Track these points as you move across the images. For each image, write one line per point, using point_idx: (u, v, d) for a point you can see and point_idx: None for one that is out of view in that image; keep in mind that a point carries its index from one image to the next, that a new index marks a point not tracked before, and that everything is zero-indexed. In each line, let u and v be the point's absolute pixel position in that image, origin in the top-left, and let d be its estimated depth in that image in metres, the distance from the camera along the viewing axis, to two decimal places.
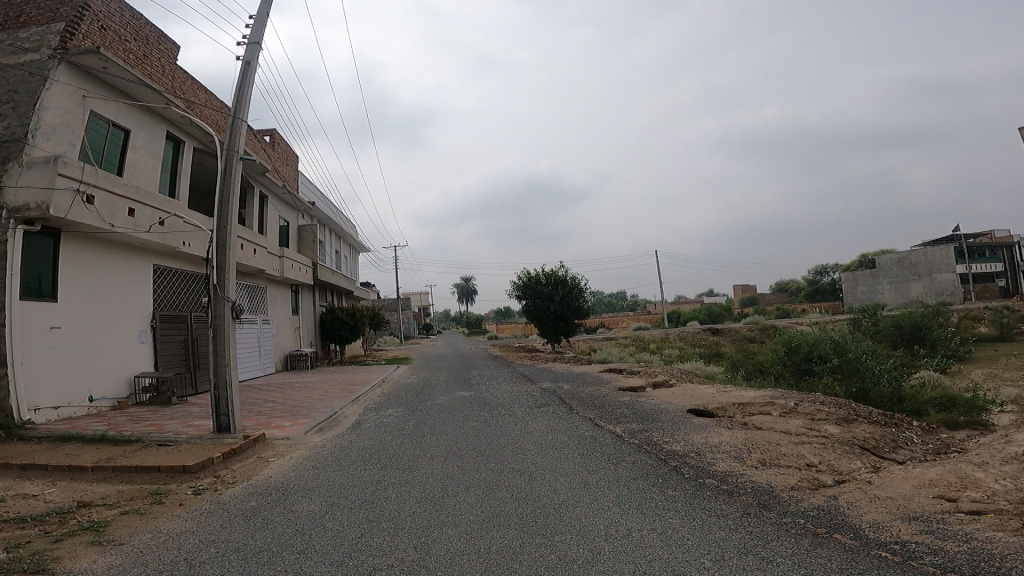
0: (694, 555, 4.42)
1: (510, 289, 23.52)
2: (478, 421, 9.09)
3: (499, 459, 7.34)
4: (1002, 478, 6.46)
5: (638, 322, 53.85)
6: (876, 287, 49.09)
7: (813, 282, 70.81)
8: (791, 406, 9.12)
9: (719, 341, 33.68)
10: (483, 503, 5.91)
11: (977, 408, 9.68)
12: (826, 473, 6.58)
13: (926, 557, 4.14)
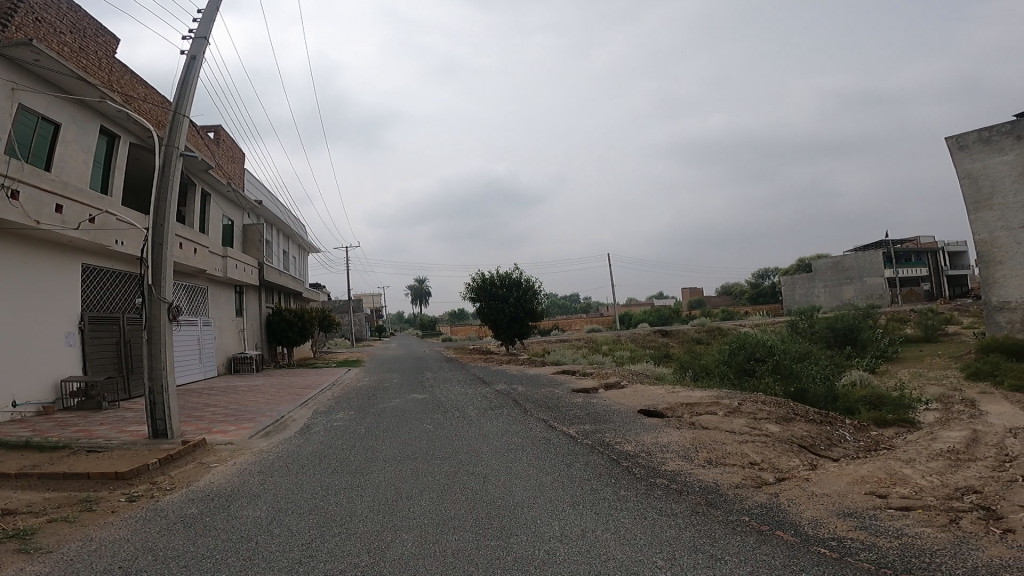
0: (648, 554, 4.56)
1: (464, 291, 23.42)
2: (432, 424, 9.08)
3: (455, 462, 7.38)
4: (929, 474, 6.87)
5: (592, 324, 54.28)
6: (812, 291, 51.56)
7: (756, 284, 72.91)
8: (735, 406, 9.43)
9: (669, 342, 34.55)
10: (437, 507, 5.93)
11: (904, 406, 10.26)
12: (767, 470, 6.87)
13: (861, 553, 4.39)
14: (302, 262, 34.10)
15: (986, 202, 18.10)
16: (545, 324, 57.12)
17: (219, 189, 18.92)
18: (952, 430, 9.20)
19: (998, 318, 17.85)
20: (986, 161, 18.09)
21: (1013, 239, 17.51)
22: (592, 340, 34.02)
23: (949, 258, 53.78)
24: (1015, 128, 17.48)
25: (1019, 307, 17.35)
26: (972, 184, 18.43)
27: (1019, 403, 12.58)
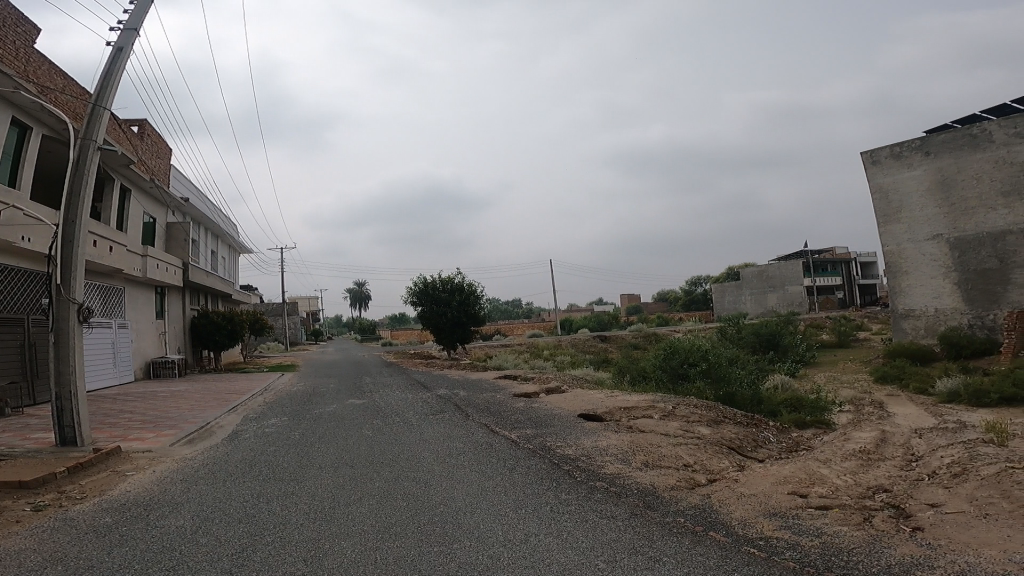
0: (590, 557, 4.63)
1: (406, 295, 23.11)
2: (370, 430, 8.92)
3: (394, 467, 7.27)
4: (844, 474, 7.26)
5: (531, 329, 54.58)
6: (739, 298, 53.64)
7: (686, 292, 75.08)
8: (670, 409, 9.69)
9: (606, 347, 35.14)
10: (377, 513, 5.82)
11: (820, 408, 10.80)
12: (699, 472, 7.10)
13: (786, 553, 4.59)
14: (231, 263, 32.96)
15: (895, 215, 19.28)
16: (483, 329, 57.08)
17: (140, 185, 18.05)
18: (863, 431, 9.74)
19: (904, 325, 19.05)
20: (895, 176, 19.25)
21: (918, 251, 18.71)
22: (531, 345, 34.26)
23: (861, 268, 56.92)
24: (923, 145, 18.67)
25: (923, 314, 18.55)
26: (883, 197, 19.60)
27: (922, 405, 13.46)
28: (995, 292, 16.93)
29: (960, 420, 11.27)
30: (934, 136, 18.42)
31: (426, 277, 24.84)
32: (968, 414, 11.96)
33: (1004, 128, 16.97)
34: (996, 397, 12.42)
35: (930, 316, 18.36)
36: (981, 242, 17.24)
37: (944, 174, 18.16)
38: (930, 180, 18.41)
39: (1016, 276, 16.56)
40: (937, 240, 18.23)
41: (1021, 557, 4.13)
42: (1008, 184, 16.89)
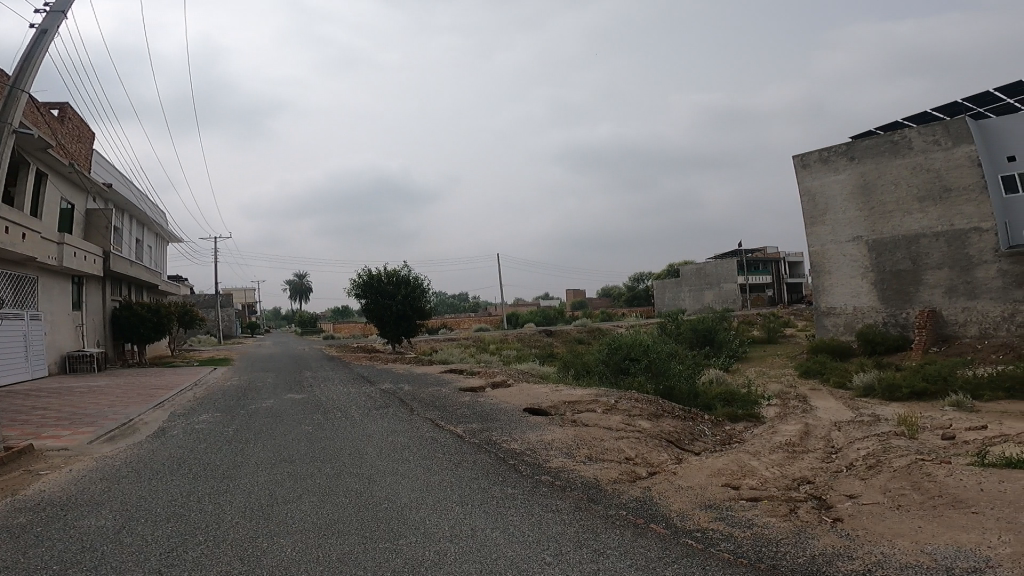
0: (536, 550, 4.62)
1: (349, 287, 22.66)
2: (310, 426, 8.70)
3: (335, 463, 7.10)
4: (773, 466, 7.51)
5: (478, 323, 54.48)
6: (678, 295, 55.23)
7: (629, 287, 76.41)
8: (612, 403, 9.82)
9: (551, 342, 35.45)
10: (318, 510, 5.65)
11: (751, 402, 11.17)
12: (640, 465, 7.21)
13: (722, 544, 4.70)
14: (159, 252, 31.60)
15: (822, 217, 20.09)
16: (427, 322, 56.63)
17: (59, 170, 17.06)
18: (790, 424, 10.14)
19: (826, 322, 19.91)
20: (823, 180, 20.07)
21: (840, 252, 19.58)
22: (477, 339, 34.20)
23: (790, 267, 59.15)
24: (849, 150, 19.51)
25: (843, 312, 19.44)
26: (811, 200, 20.43)
27: (841, 398, 14.11)
28: (908, 292, 17.83)
29: (875, 414, 11.85)
30: (859, 142, 19.26)
31: (371, 269, 24.38)
32: (883, 407, 12.59)
33: (922, 136, 17.86)
34: (907, 391, 13.15)
35: (849, 314, 19.24)
36: (897, 244, 18.15)
37: (867, 179, 19.02)
38: (853, 184, 19.26)
39: (927, 277, 17.44)
40: (858, 242, 19.11)
41: (931, 547, 4.29)
42: (923, 189, 17.71)
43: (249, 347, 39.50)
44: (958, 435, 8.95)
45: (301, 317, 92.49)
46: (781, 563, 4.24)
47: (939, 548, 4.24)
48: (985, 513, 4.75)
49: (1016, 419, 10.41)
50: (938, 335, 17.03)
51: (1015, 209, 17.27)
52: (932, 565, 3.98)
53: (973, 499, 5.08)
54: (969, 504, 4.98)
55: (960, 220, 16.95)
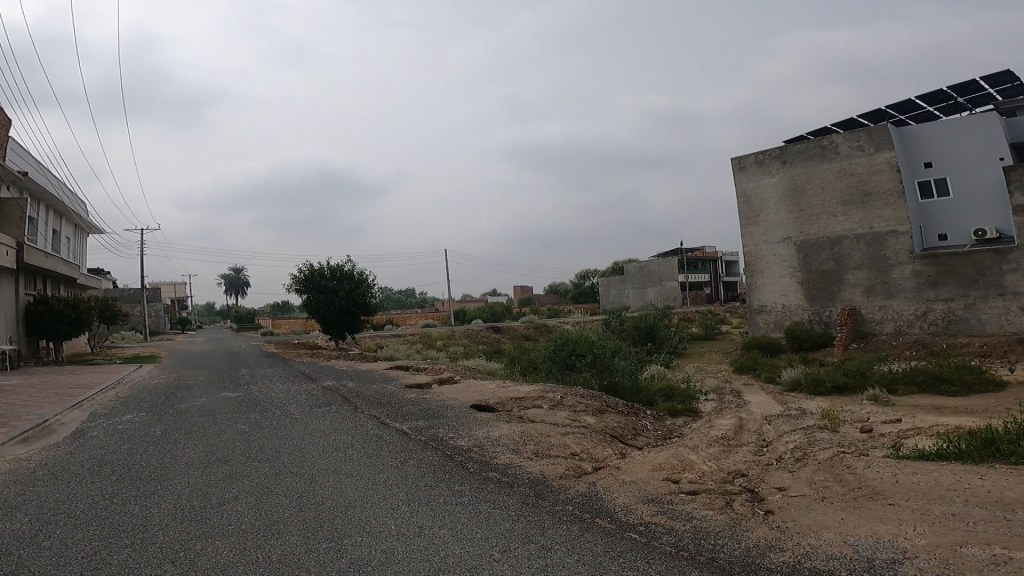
0: (485, 547, 4.57)
1: (289, 282, 22.04)
2: (245, 425, 8.41)
3: (273, 463, 6.87)
4: (710, 460, 7.68)
5: (423, 319, 53.92)
6: (623, 292, 56.13)
7: (574, 285, 77.06)
8: (558, 399, 9.85)
9: (498, 338, 35.45)
10: (257, 510, 5.45)
11: (691, 397, 11.42)
12: (585, 461, 7.26)
13: (664, 537, 4.76)
14: (80, 244, 30.04)
15: (756, 218, 20.68)
16: (372, 318, 55.68)
17: None
18: (727, 419, 10.41)
19: (758, 319, 20.54)
20: (757, 182, 20.65)
21: (772, 252, 20.21)
22: (423, 336, 33.92)
23: (727, 266, 60.69)
24: (781, 154, 20.06)
25: (773, 310, 20.10)
26: (746, 201, 20.97)
27: (771, 392, 14.59)
28: (831, 291, 18.58)
29: (801, 408, 12.30)
30: (792, 146, 19.80)
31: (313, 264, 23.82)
32: (808, 401, 13.07)
33: (848, 142, 18.57)
34: (830, 386, 13.71)
35: (779, 312, 19.91)
36: (822, 245, 18.86)
37: (797, 182, 19.66)
38: (785, 187, 19.89)
39: (849, 277, 18.20)
40: (788, 242, 19.77)
41: (853, 538, 4.43)
42: (847, 193, 18.48)
43: (182, 344, 38.05)
44: (875, 428, 9.38)
45: (242, 312, 89.72)
46: (720, 555, 4.31)
47: (861, 540, 4.39)
48: (901, 504, 4.95)
49: (928, 412, 10.95)
50: (857, 332, 17.87)
51: (931, 213, 18.25)
52: (855, 556, 4.11)
53: (891, 491, 5.28)
54: (886, 496, 5.18)
55: (879, 223, 17.80)
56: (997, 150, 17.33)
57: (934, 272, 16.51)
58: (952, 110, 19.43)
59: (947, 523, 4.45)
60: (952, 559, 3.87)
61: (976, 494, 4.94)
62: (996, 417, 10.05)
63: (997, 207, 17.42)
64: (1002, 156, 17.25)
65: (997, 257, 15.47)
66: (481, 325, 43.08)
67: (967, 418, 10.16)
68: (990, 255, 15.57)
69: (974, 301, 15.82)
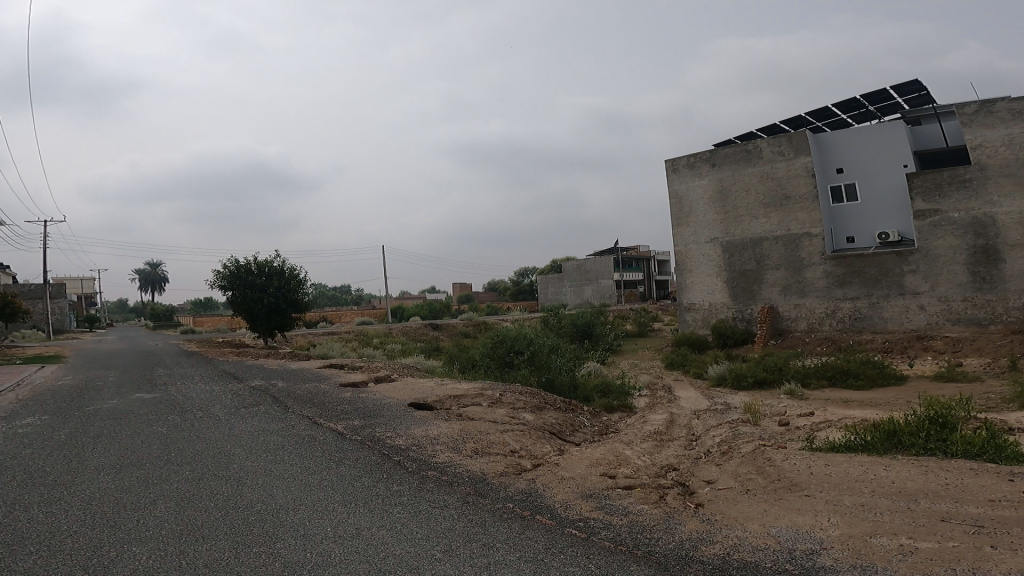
0: (426, 547, 4.51)
1: (213, 278, 21.20)
2: (163, 428, 8.03)
3: (198, 466, 6.58)
4: (644, 455, 7.81)
5: (359, 316, 52.90)
6: (561, 290, 56.62)
7: (511, 282, 77.28)
8: (497, 396, 9.83)
9: (437, 335, 35.19)
10: (180, 514, 5.20)
11: (626, 393, 11.62)
12: (525, 458, 7.27)
13: (603, 532, 4.81)
14: None
15: (686, 219, 21.18)
16: (306, 315, 54.30)
17: None
18: (660, 414, 10.64)
19: (687, 317, 21.09)
20: (687, 184, 21.14)
21: (700, 252, 20.76)
22: (358, 333, 33.36)
23: (660, 265, 62.16)
24: (711, 157, 20.57)
25: (701, 308, 20.70)
26: (677, 202, 21.43)
27: (698, 387, 15.00)
28: (753, 289, 19.27)
29: (726, 402, 12.73)
30: (720, 149, 20.33)
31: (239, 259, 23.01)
32: (733, 396, 13.51)
33: (771, 146, 19.21)
34: (752, 381, 14.22)
35: (706, 309, 20.52)
36: (745, 246, 19.48)
37: (725, 185, 20.23)
38: (713, 189, 20.43)
39: (768, 277, 18.91)
40: (714, 243, 20.34)
41: (776, 529, 4.59)
42: (768, 196, 19.15)
43: (99, 342, 36.16)
44: (792, 421, 9.76)
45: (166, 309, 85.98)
46: (657, 549, 4.38)
47: (783, 530, 4.55)
48: (816, 496, 5.16)
49: (839, 405, 11.50)
50: (775, 329, 18.65)
51: (841, 216, 19.15)
52: (778, 548, 4.24)
53: (807, 482, 5.49)
54: (803, 487, 5.38)
55: (796, 225, 18.53)
56: (901, 157, 18.41)
57: (842, 272, 17.36)
58: (864, 118, 20.45)
59: (858, 513, 4.66)
60: (864, 549, 4.05)
61: (886, 484, 5.18)
62: (898, 409, 10.63)
63: (898, 211, 18.49)
64: (906, 163, 18.33)
65: (898, 258, 16.32)
66: (417, 322, 42.60)
67: (872, 410, 10.71)
68: (892, 256, 16.41)
69: (877, 300, 16.69)
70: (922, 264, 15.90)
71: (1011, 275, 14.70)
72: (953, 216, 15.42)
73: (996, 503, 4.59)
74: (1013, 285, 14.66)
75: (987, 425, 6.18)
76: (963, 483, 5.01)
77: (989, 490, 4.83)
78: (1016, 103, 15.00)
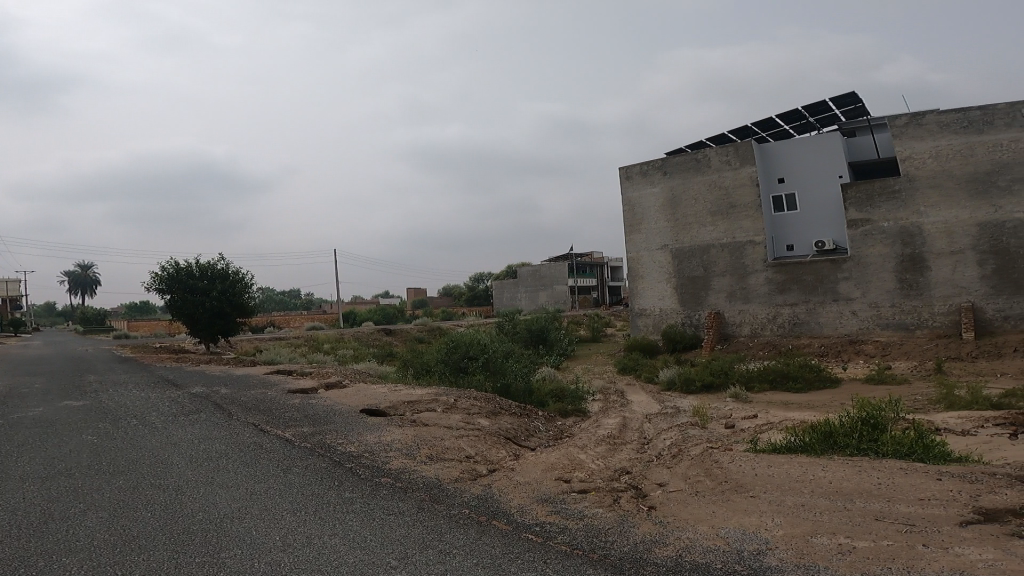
0: (380, 554, 4.47)
1: (151, 281, 20.53)
2: (97, 436, 7.73)
3: (137, 475, 6.37)
4: (598, 459, 7.90)
5: (309, 321, 51.89)
6: (516, 295, 56.72)
7: (466, 287, 77.11)
8: (452, 402, 9.78)
9: (391, 341, 34.81)
10: (118, 524, 5.03)
11: (579, 398, 11.72)
12: (480, 463, 7.26)
13: (559, 537, 4.84)
14: None
15: (638, 225, 21.48)
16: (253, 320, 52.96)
17: None
18: (612, 418, 10.76)
19: (639, 322, 21.39)
20: (639, 191, 21.44)
21: (650, 258, 21.09)
22: (309, 338, 32.75)
23: (613, 271, 62.89)
24: (663, 165, 20.89)
25: (652, 313, 21.03)
26: (630, 209, 21.70)
27: (649, 391, 15.21)
28: (701, 295, 19.66)
29: (676, 405, 12.96)
30: (671, 158, 20.68)
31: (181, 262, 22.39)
32: (682, 400, 13.74)
33: (719, 156, 19.65)
34: (700, 385, 14.50)
35: (657, 315, 20.85)
36: (693, 253, 19.87)
37: (675, 193, 20.60)
38: (664, 197, 20.78)
39: (715, 283, 19.33)
40: (665, 250, 20.68)
41: (725, 530, 4.70)
42: (715, 205, 19.59)
43: (32, 347, 34.54)
44: (736, 424, 10.00)
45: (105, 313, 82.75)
46: (612, 552, 4.42)
47: (731, 531, 4.66)
48: (761, 496, 5.30)
49: (780, 408, 11.84)
50: (720, 334, 19.08)
51: (782, 225, 19.78)
52: (726, 548, 4.35)
53: (753, 483, 5.63)
54: (749, 488, 5.52)
55: (741, 233, 19.01)
56: (837, 168, 19.12)
57: (782, 279, 17.88)
58: (804, 130, 21.16)
59: (799, 513, 4.81)
60: (806, 549, 4.18)
61: (827, 484, 5.35)
62: (833, 411, 11.03)
63: (835, 221, 19.21)
64: (841, 173, 19.04)
65: (832, 266, 16.90)
66: (370, 326, 42.12)
67: (810, 412, 11.09)
68: (826, 264, 16.99)
69: (814, 306, 17.24)
70: (855, 271, 16.53)
71: (937, 282, 15.47)
72: (883, 226, 16.10)
73: (925, 501, 4.77)
74: (937, 292, 15.42)
75: (916, 426, 6.44)
76: (898, 481, 5.22)
77: (920, 489, 5.02)
78: (944, 116, 15.63)
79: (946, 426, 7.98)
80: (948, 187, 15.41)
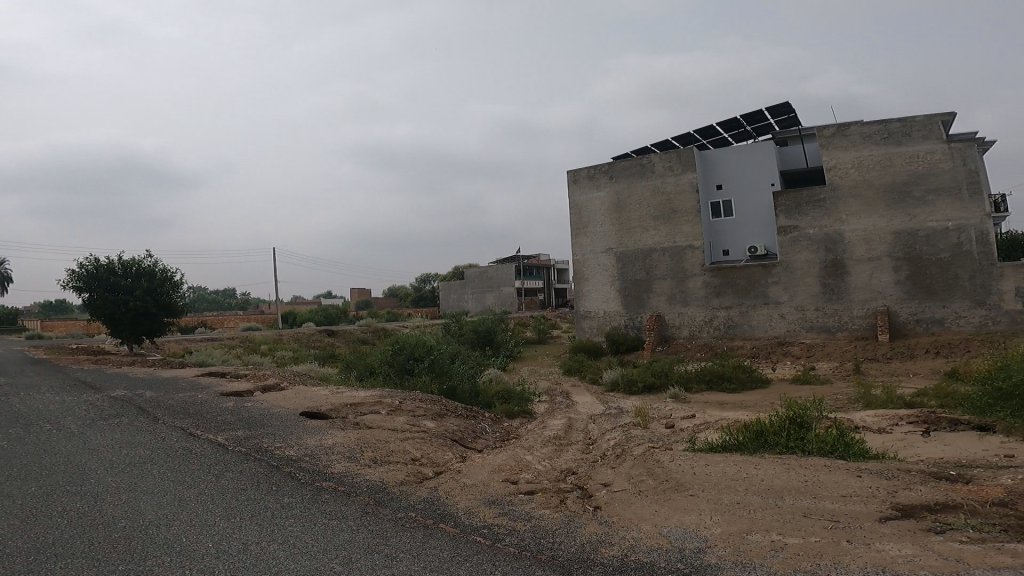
0: (323, 560, 4.31)
1: (69, 279, 19.51)
2: (6, 442, 7.25)
3: (52, 482, 6.00)
4: (544, 460, 7.86)
5: (246, 322, 50.35)
6: (462, 297, 56.49)
7: (412, 289, 76.40)
8: (397, 404, 9.60)
9: (334, 342, 34.09)
10: (32, 533, 4.71)
11: (525, 399, 11.67)
12: (426, 466, 7.13)
13: (506, 538, 4.76)
14: None
15: (584, 228, 21.62)
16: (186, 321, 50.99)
17: None
18: (558, 418, 10.75)
19: (584, 324, 21.53)
20: (586, 195, 21.58)
21: (595, 260, 21.26)
22: (246, 339, 31.77)
23: (558, 274, 63.32)
24: (609, 169, 21.06)
25: (596, 315, 21.20)
26: (577, 212, 21.82)
27: (594, 392, 15.30)
28: (643, 297, 19.93)
29: (618, 406, 13.05)
30: (617, 162, 20.87)
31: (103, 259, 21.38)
32: (625, 401, 13.86)
33: (663, 161, 19.94)
34: (641, 385, 14.67)
35: (601, 317, 21.03)
36: (636, 256, 20.12)
37: (620, 197, 20.81)
38: (610, 200, 20.96)
39: (656, 285, 19.62)
40: (609, 253, 20.87)
41: (666, 529, 4.71)
42: (657, 209, 19.89)
43: None
44: (676, 423, 10.14)
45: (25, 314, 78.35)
46: (560, 553, 4.37)
47: (672, 530, 4.67)
48: (700, 494, 5.34)
49: (715, 408, 12.09)
50: (661, 336, 19.25)
51: (718, 230, 20.27)
52: (669, 546, 4.36)
53: (693, 481, 5.67)
54: (689, 487, 5.56)
55: (681, 237, 19.35)
56: (768, 176, 19.72)
57: (718, 282, 18.27)
58: (743, 137, 21.71)
59: (734, 511, 4.86)
60: (743, 546, 4.21)
61: (762, 481, 5.44)
62: (764, 410, 11.33)
63: (766, 227, 19.82)
64: (772, 181, 19.65)
65: (763, 270, 17.37)
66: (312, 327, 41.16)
67: (742, 412, 11.36)
68: (759, 268, 17.45)
69: (747, 309, 17.67)
70: (783, 275, 17.04)
71: (856, 287, 16.11)
72: (809, 233, 16.67)
73: (848, 498, 4.90)
74: (858, 296, 16.09)
75: (838, 424, 6.61)
76: (831, 477, 5.35)
77: (845, 485, 5.15)
78: (865, 128, 16.22)
79: (863, 425, 8.28)
80: (870, 195, 16.04)
